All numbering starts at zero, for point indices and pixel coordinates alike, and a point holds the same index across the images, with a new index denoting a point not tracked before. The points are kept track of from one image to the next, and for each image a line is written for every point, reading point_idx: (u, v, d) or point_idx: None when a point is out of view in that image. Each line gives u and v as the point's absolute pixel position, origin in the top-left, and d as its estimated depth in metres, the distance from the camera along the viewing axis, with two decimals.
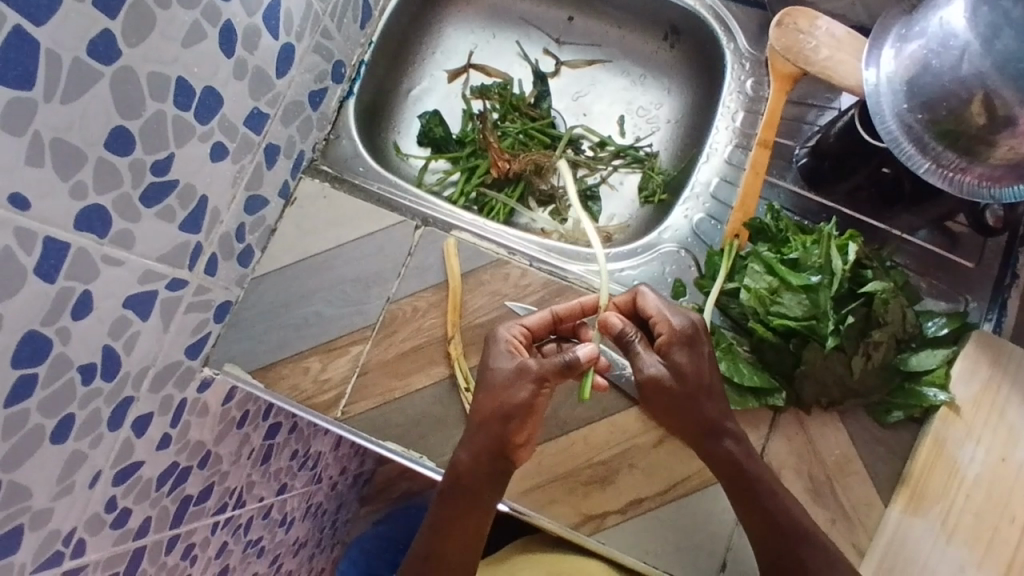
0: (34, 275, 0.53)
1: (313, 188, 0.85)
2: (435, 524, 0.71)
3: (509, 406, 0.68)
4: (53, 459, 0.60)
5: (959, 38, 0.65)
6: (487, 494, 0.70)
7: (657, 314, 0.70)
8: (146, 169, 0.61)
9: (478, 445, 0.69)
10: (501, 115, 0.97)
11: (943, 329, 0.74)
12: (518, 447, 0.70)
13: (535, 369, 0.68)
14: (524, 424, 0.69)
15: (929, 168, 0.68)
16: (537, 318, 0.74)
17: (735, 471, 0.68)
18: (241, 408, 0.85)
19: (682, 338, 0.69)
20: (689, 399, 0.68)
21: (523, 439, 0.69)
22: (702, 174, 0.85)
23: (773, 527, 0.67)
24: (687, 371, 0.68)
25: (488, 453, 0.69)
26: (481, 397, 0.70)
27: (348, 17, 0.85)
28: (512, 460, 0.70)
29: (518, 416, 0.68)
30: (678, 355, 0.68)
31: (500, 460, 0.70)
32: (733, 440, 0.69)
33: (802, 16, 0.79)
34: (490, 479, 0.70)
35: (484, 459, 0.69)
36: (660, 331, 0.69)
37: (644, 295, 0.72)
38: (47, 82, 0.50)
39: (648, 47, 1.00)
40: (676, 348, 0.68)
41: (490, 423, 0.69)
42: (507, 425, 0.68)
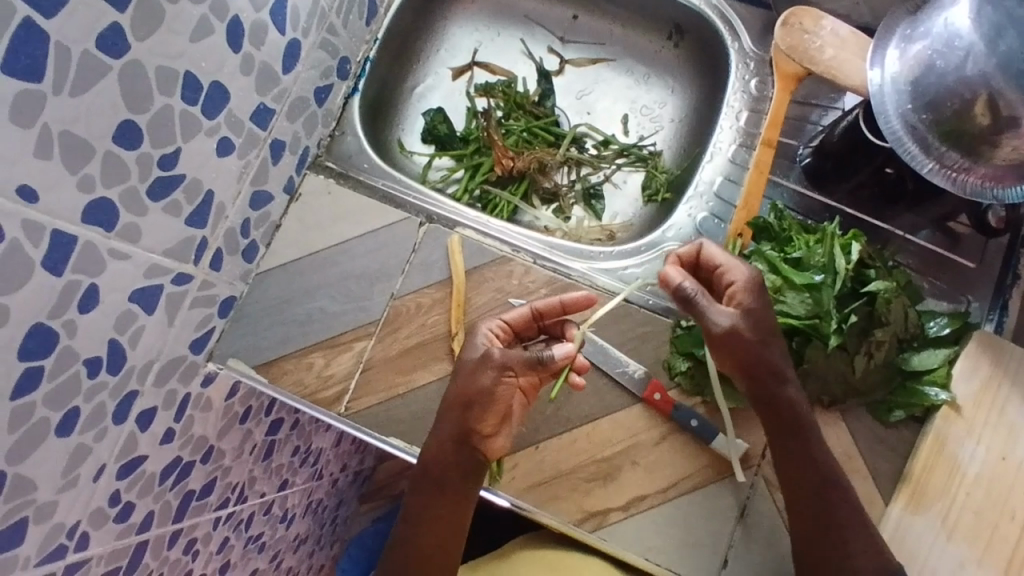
0: (42, 267, 0.53)
1: (318, 185, 0.86)
2: (414, 509, 0.75)
3: (472, 394, 0.70)
4: (58, 451, 0.60)
5: (964, 38, 0.66)
6: (452, 483, 0.72)
7: (726, 263, 0.70)
8: (153, 163, 0.61)
9: (443, 432, 0.72)
10: (505, 113, 0.97)
11: (945, 329, 0.74)
12: (481, 437, 0.72)
13: (497, 359, 0.70)
14: (487, 413, 0.71)
15: (933, 169, 0.68)
16: (514, 314, 0.75)
17: (785, 421, 0.69)
18: (244, 403, 0.85)
19: (753, 287, 0.68)
20: (769, 348, 0.67)
21: (488, 428, 0.72)
22: (706, 173, 0.85)
23: (815, 481, 0.69)
24: (766, 320, 0.67)
25: (450, 439, 0.72)
26: (451, 385, 0.72)
27: (354, 13, 0.85)
28: (476, 449, 0.72)
29: (479, 406, 0.70)
30: (753, 303, 0.67)
31: (463, 448, 0.72)
32: (792, 392, 0.69)
33: (807, 16, 0.80)
34: (451, 466, 0.72)
35: (448, 446, 0.72)
36: (735, 279, 0.69)
37: (710, 247, 0.72)
38: (56, 75, 0.50)
39: (653, 46, 1.00)
40: (748, 296, 0.68)
41: (454, 410, 0.71)
42: (468, 414, 0.71)
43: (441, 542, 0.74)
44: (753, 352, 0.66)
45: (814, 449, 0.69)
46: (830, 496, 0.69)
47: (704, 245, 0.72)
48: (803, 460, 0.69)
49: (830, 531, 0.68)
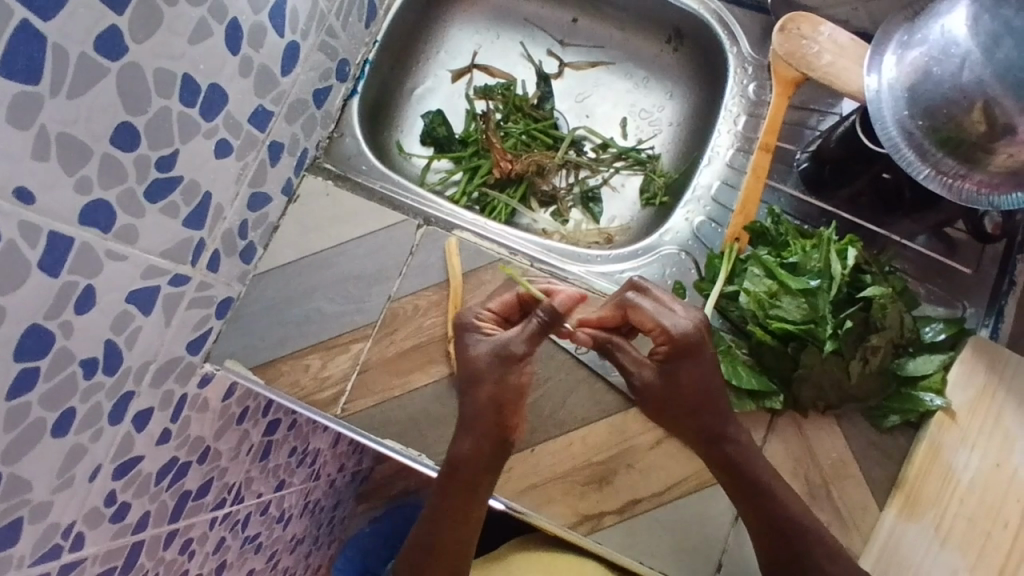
0: (39, 268, 0.53)
1: (317, 186, 0.86)
2: (438, 513, 0.73)
3: (499, 392, 0.71)
4: (55, 451, 0.60)
5: (960, 46, 0.65)
6: (489, 480, 0.72)
7: (652, 324, 0.70)
8: (151, 164, 0.62)
9: (475, 433, 0.71)
10: (504, 115, 0.98)
11: (941, 335, 0.74)
12: (514, 430, 0.73)
13: (521, 352, 0.71)
14: (517, 410, 0.72)
15: (929, 175, 0.69)
16: (500, 300, 0.75)
17: (731, 471, 0.70)
18: (241, 404, 0.85)
19: (673, 356, 0.70)
20: (689, 404, 0.71)
21: (517, 422, 0.73)
22: (704, 177, 0.86)
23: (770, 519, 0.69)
24: (681, 384, 0.71)
25: (488, 443, 0.71)
26: (471, 390, 0.71)
27: (353, 15, 0.86)
28: (510, 443, 0.73)
29: (510, 403, 0.72)
30: (670, 369, 0.71)
31: (501, 446, 0.72)
32: (730, 443, 0.71)
33: (805, 21, 0.79)
34: (491, 465, 0.71)
35: (483, 444, 0.71)
36: (661, 344, 0.71)
37: (635, 305, 0.71)
38: (54, 77, 0.51)
39: (652, 50, 1.00)
40: (668, 361, 0.71)
41: (487, 412, 0.71)
42: (503, 412, 0.71)
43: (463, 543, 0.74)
44: (666, 406, 0.72)
45: (740, 457, 0.70)
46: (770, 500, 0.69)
47: (630, 301, 0.72)
48: (730, 468, 0.70)
49: (780, 526, 0.69)
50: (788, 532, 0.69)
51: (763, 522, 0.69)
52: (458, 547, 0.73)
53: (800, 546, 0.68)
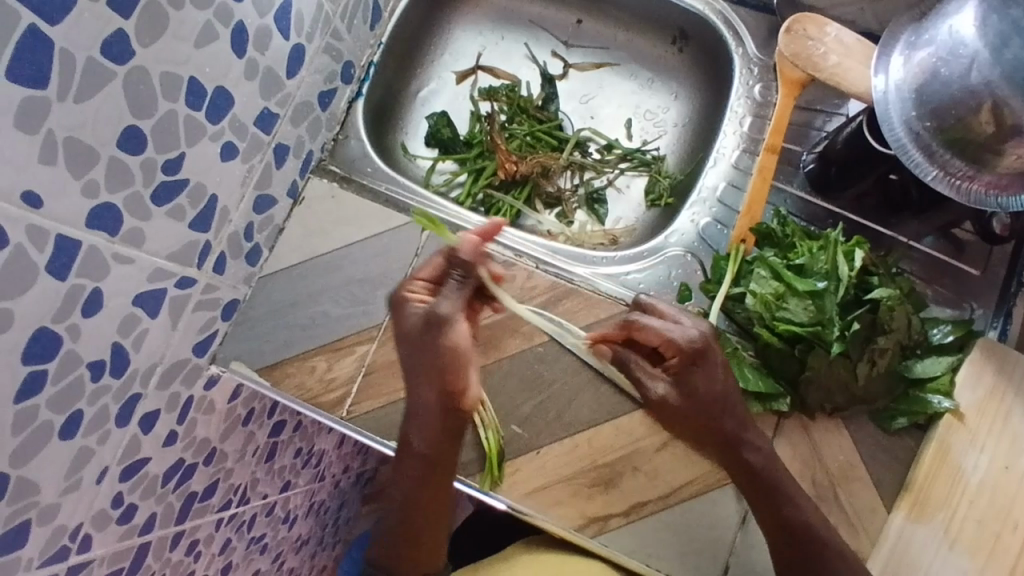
0: (46, 271, 0.53)
1: (322, 188, 0.86)
2: (404, 494, 0.77)
3: (432, 357, 0.73)
4: (63, 453, 0.61)
5: (968, 47, 0.64)
6: (447, 455, 0.75)
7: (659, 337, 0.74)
8: (158, 167, 0.62)
9: (427, 409, 0.73)
10: (509, 117, 0.98)
11: (949, 336, 0.74)
12: (461, 395, 0.73)
13: (442, 315, 0.73)
14: (456, 370, 0.73)
15: (937, 176, 0.68)
16: (427, 266, 0.77)
17: (753, 476, 0.71)
18: (246, 406, 0.85)
19: (689, 361, 0.73)
20: (706, 414, 0.73)
21: (460, 386, 0.73)
22: (710, 179, 0.85)
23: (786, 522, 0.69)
24: (696, 391, 0.73)
25: (435, 414, 0.73)
26: (413, 360, 0.74)
27: (358, 17, 0.86)
28: (459, 410, 0.74)
29: (439, 367, 0.73)
30: (685, 379, 0.73)
31: (449, 414, 0.74)
32: (753, 451, 0.71)
33: (811, 22, 0.79)
34: (442, 436, 0.74)
35: (432, 419, 0.74)
36: (672, 356, 0.74)
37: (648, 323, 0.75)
38: (61, 81, 0.51)
39: (658, 51, 1.00)
40: (680, 371, 0.74)
41: (427, 382, 0.73)
42: (443, 377, 0.73)
43: (436, 516, 0.78)
44: (680, 413, 0.74)
45: (760, 462, 0.71)
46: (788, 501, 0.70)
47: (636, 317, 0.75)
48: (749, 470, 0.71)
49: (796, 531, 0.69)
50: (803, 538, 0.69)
51: (772, 521, 0.70)
52: (433, 518, 0.78)
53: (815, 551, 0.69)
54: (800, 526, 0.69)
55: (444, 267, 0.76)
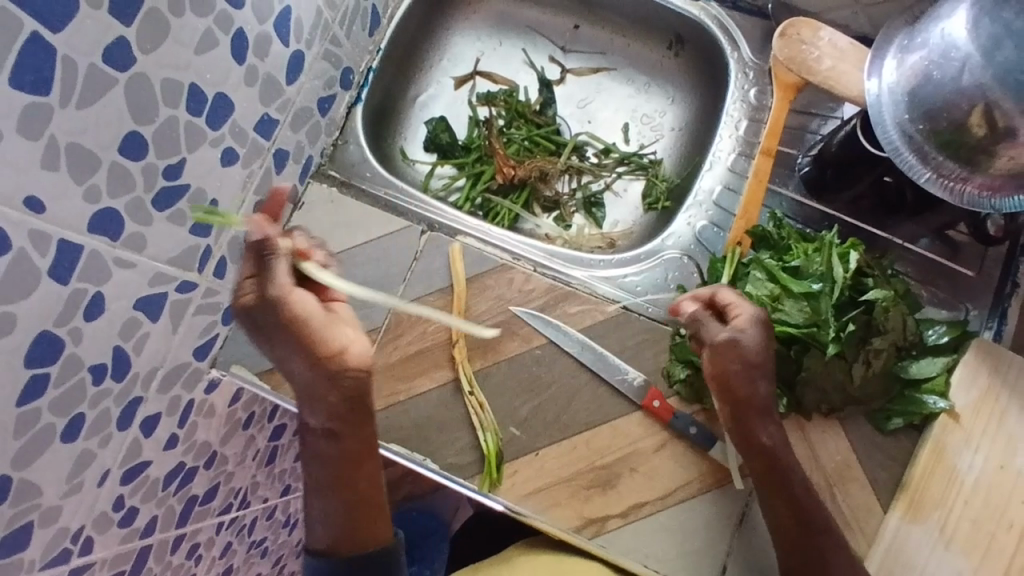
0: (48, 275, 0.54)
1: (322, 193, 0.87)
2: (318, 479, 0.72)
3: (283, 330, 0.66)
4: (65, 456, 0.61)
5: (960, 50, 0.65)
6: (365, 406, 0.72)
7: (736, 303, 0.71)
8: (159, 172, 0.62)
9: (306, 383, 0.69)
10: (507, 122, 0.98)
11: (944, 337, 0.75)
12: (330, 359, 0.69)
13: (275, 286, 0.66)
14: (312, 333, 0.67)
15: (930, 178, 0.70)
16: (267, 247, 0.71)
17: (769, 461, 0.70)
18: (247, 409, 0.86)
19: (760, 323, 0.70)
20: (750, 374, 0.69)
21: (327, 349, 0.68)
22: (706, 182, 0.86)
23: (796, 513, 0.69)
24: (761, 351, 0.69)
25: (321, 381, 0.69)
26: (268, 346, 0.68)
27: (357, 24, 0.86)
28: (342, 372, 0.69)
29: (299, 335, 0.67)
30: (750, 335, 0.69)
31: (337, 382, 0.69)
32: (770, 431, 0.70)
33: (805, 26, 0.80)
34: (342, 403, 0.70)
35: (317, 392, 0.70)
36: (740, 315, 0.71)
37: (725, 291, 0.73)
38: (63, 88, 0.51)
39: (654, 55, 1.01)
40: (749, 328, 0.70)
41: (293, 356, 0.68)
42: (304, 347, 0.67)
43: (365, 489, 0.73)
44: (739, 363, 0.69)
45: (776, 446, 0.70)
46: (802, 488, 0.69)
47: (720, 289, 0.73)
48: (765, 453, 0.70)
49: (807, 521, 0.68)
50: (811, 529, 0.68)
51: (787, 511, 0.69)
52: (366, 484, 0.73)
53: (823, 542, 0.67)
54: (815, 517, 0.68)
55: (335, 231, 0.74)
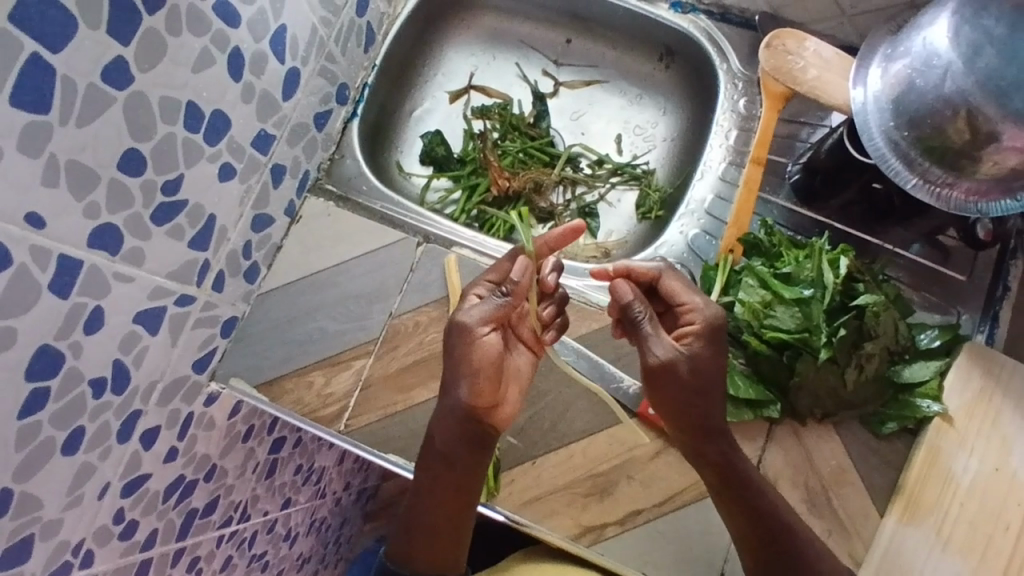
0: (48, 290, 0.55)
1: (319, 207, 0.88)
2: (418, 509, 0.74)
3: (465, 364, 0.69)
4: (66, 469, 0.62)
5: (941, 57, 0.66)
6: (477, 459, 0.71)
7: (690, 300, 0.71)
8: (157, 189, 0.64)
9: (450, 408, 0.70)
10: (501, 134, 1.00)
11: (936, 341, 0.75)
12: (485, 408, 0.70)
13: (471, 323, 0.69)
14: (487, 381, 0.69)
15: (917, 184, 0.70)
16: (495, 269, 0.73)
17: (723, 470, 0.70)
18: (246, 422, 0.87)
19: (713, 332, 0.69)
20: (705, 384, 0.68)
21: (490, 400, 0.70)
22: (698, 191, 0.87)
23: (756, 520, 0.69)
24: (705, 365, 0.68)
25: (455, 418, 0.70)
26: (466, 364, 0.69)
27: (352, 41, 0.88)
28: (482, 422, 0.70)
29: (472, 374, 0.69)
30: (697, 347, 0.69)
31: (467, 424, 0.70)
32: (723, 443, 0.70)
33: (791, 37, 0.81)
34: (459, 443, 0.70)
35: (449, 419, 0.70)
36: (695, 321, 0.70)
37: (670, 278, 0.72)
38: (63, 107, 0.53)
39: (646, 67, 1.02)
40: (697, 340, 0.69)
41: (449, 386, 0.70)
42: (475, 382, 0.69)
43: (448, 524, 0.74)
44: (680, 386, 0.68)
45: (730, 456, 0.70)
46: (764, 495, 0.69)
47: (664, 275, 0.72)
48: (718, 463, 0.70)
49: (763, 525, 0.68)
50: (768, 534, 0.68)
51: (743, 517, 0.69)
52: (451, 525, 0.74)
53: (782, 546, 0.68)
54: (772, 522, 0.69)
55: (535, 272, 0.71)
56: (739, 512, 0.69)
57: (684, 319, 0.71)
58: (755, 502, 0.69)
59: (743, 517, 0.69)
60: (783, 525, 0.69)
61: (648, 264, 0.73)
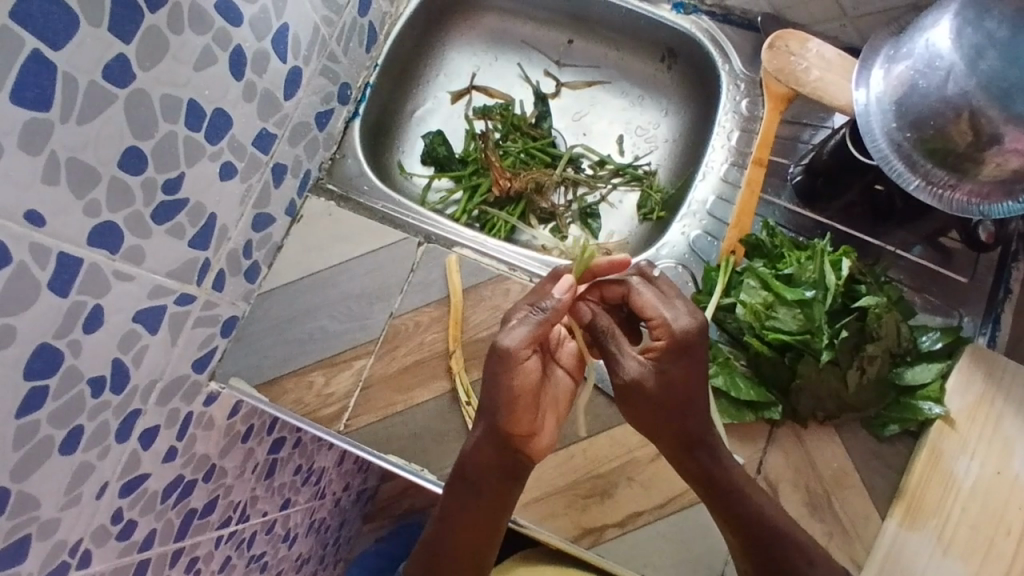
0: (47, 288, 0.55)
1: (320, 207, 0.88)
2: (445, 530, 0.73)
3: (502, 393, 0.65)
4: (64, 468, 0.62)
5: (944, 59, 0.66)
6: (507, 483, 0.70)
7: (657, 314, 0.67)
8: (158, 187, 0.63)
9: (482, 435, 0.68)
10: (502, 134, 1.00)
11: (938, 343, 0.75)
12: (524, 437, 0.68)
13: (512, 350, 0.64)
14: (523, 409, 0.67)
15: (919, 185, 0.70)
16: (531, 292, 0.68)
17: (706, 480, 0.69)
18: (246, 422, 0.86)
19: (681, 348, 0.65)
20: (673, 401, 0.67)
21: (527, 428, 0.68)
22: (700, 192, 0.87)
23: (746, 526, 0.68)
24: (673, 382, 0.66)
25: (489, 445, 0.68)
26: (501, 391, 0.65)
27: (354, 41, 0.88)
28: (519, 451, 0.69)
29: (508, 405, 0.66)
30: (664, 365, 0.66)
31: (505, 453, 0.68)
32: (707, 454, 0.69)
33: (793, 38, 0.81)
34: (495, 472, 0.69)
35: (483, 449, 0.68)
36: (661, 337, 0.66)
37: (638, 290, 0.69)
38: (64, 104, 0.52)
39: (647, 68, 1.02)
40: (664, 357, 0.66)
41: (483, 416, 0.68)
42: (512, 410, 0.66)
43: (478, 551, 0.73)
44: (649, 404, 0.67)
45: (711, 466, 0.69)
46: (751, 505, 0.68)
47: (635, 287, 0.69)
48: (700, 475, 0.69)
49: (750, 530, 0.68)
50: (757, 537, 0.68)
51: (730, 523, 0.68)
52: (475, 547, 0.72)
53: (772, 551, 0.67)
54: (761, 529, 0.68)
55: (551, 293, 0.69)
56: (727, 522, 0.69)
57: (654, 333, 0.67)
58: (743, 508, 0.68)
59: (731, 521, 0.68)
60: (772, 531, 0.68)
61: (619, 280, 0.70)
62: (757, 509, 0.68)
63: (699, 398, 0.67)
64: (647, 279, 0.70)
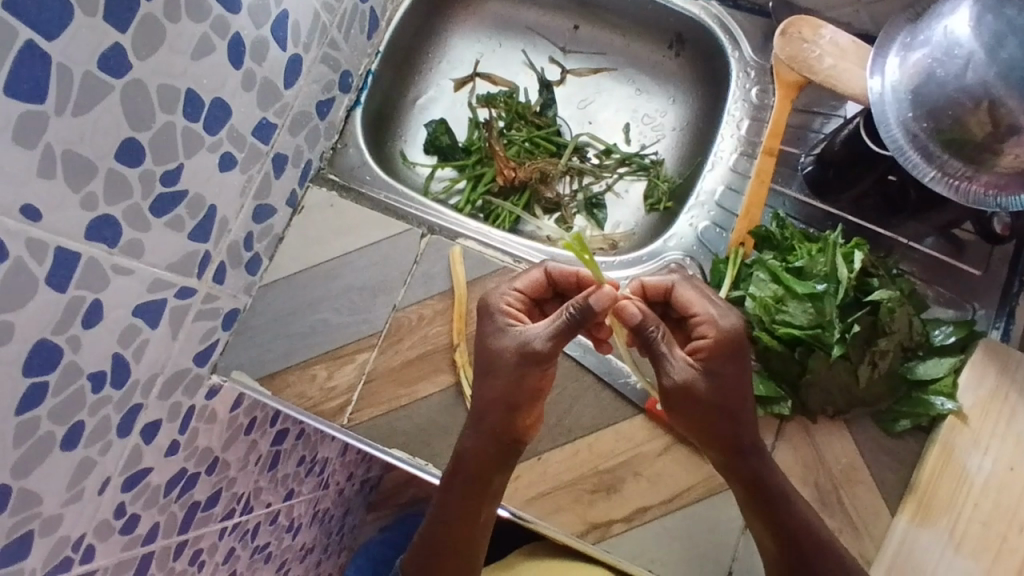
0: (46, 283, 0.53)
1: (321, 198, 0.86)
2: (443, 520, 0.71)
3: (522, 390, 0.67)
4: (65, 464, 0.61)
5: (963, 47, 0.65)
6: (497, 477, 0.69)
7: (702, 311, 0.68)
8: (156, 179, 0.62)
9: (489, 429, 0.68)
10: (507, 123, 0.98)
11: (951, 337, 0.74)
12: (524, 429, 0.69)
13: (541, 350, 0.65)
14: (535, 402, 0.68)
15: (935, 176, 0.68)
16: (527, 280, 0.72)
17: (762, 488, 0.67)
18: (248, 415, 0.86)
19: (729, 343, 0.66)
20: (724, 400, 0.66)
21: (530, 421, 0.69)
22: (708, 182, 0.86)
23: (789, 535, 0.66)
24: (722, 377, 0.65)
25: (491, 438, 0.68)
26: (523, 388, 0.67)
27: (355, 27, 0.86)
28: (520, 443, 0.70)
29: (526, 401, 0.67)
30: (714, 362, 0.66)
31: (506, 447, 0.69)
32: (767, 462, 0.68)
33: (805, 25, 0.79)
34: (496, 462, 0.69)
35: (488, 443, 0.69)
36: (707, 334, 0.67)
37: (682, 288, 0.70)
38: (59, 95, 0.51)
39: (655, 56, 1.00)
40: (711, 353, 0.66)
41: (493, 410, 0.68)
42: (525, 405, 0.68)
43: (465, 543, 0.71)
44: (698, 403, 0.65)
45: (767, 472, 0.67)
46: (791, 513, 0.67)
47: (678, 285, 0.70)
48: (754, 482, 0.67)
49: (791, 538, 0.66)
50: (798, 545, 0.66)
51: (774, 529, 0.67)
52: (466, 541, 0.71)
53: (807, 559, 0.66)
54: (801, 532, 0.66)
55: (547, 285, 0.72)
56: (761, 522, 0.67)
57: (697, 331, 0.68)
58: (788, 515, 0.67)
59: (775, 528, 0.67)
60: (812, 539, 0.66)
61: (660, 278, 0.71)
62: (802, 515, 0.67)
63: (746, 406, 0.67)
64: (689, 280, 0.71)
